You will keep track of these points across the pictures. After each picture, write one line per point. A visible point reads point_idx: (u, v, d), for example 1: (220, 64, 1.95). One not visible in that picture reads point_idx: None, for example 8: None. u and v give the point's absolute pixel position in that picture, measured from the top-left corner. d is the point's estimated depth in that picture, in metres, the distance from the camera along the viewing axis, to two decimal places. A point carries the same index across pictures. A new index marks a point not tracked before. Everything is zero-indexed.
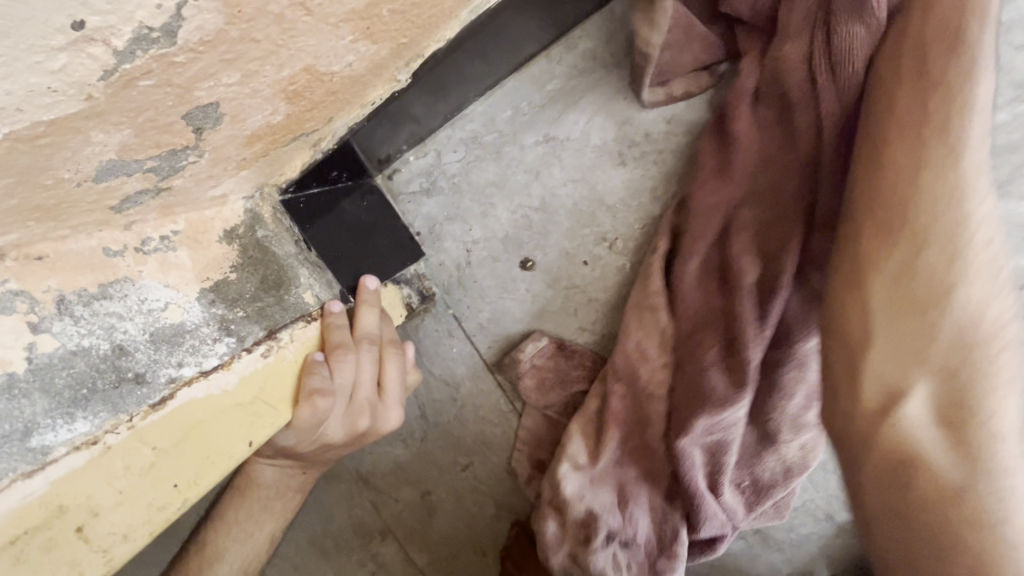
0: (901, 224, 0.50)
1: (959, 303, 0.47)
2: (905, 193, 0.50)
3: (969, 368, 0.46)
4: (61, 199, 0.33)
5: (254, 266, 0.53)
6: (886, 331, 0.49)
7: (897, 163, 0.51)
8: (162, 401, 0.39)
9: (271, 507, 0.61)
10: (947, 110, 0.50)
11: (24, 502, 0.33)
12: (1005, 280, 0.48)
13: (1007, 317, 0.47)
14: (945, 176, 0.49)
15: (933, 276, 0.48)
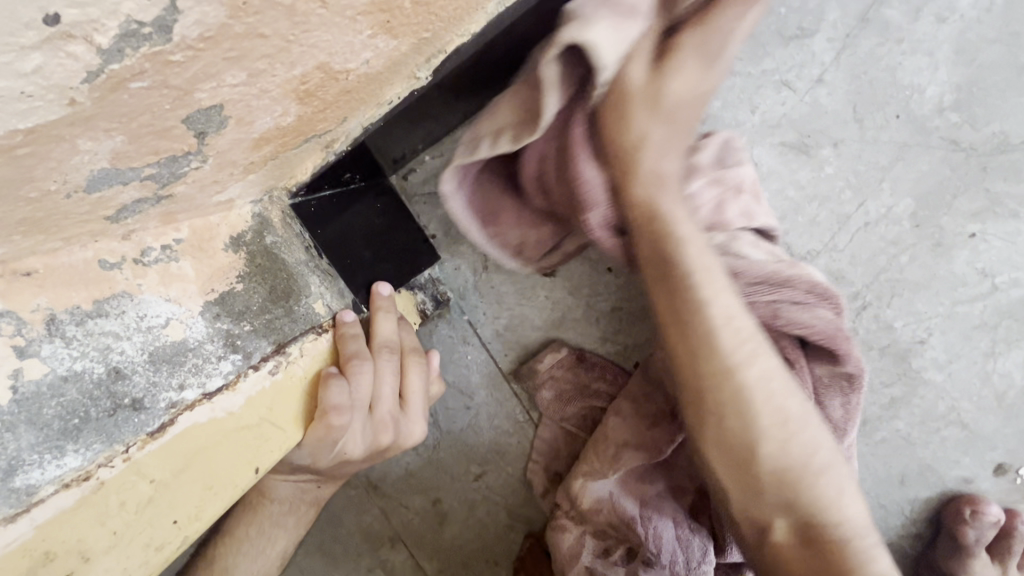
0: (705, 401, 0.43)
1: (770, 444, 0.42)
2: (698, 361, 0.43)
3: (803, 493, 0.41)
4: (50, 211, 0.30)
5: (262, 275, 0.50)
6: (733, 488, 0.43)
7: (676, 343, 0.44)
8: (162, 428, 0.36)
9: (286, 522, 0.55)
10: (701, 259, 0.44)
11: (7, 548, 0.29)
12: (795, 407, 0.43)
13: (818, 435, 0.43)
14: (711, 330, 0.43)
15: (745, 438, 0.42)
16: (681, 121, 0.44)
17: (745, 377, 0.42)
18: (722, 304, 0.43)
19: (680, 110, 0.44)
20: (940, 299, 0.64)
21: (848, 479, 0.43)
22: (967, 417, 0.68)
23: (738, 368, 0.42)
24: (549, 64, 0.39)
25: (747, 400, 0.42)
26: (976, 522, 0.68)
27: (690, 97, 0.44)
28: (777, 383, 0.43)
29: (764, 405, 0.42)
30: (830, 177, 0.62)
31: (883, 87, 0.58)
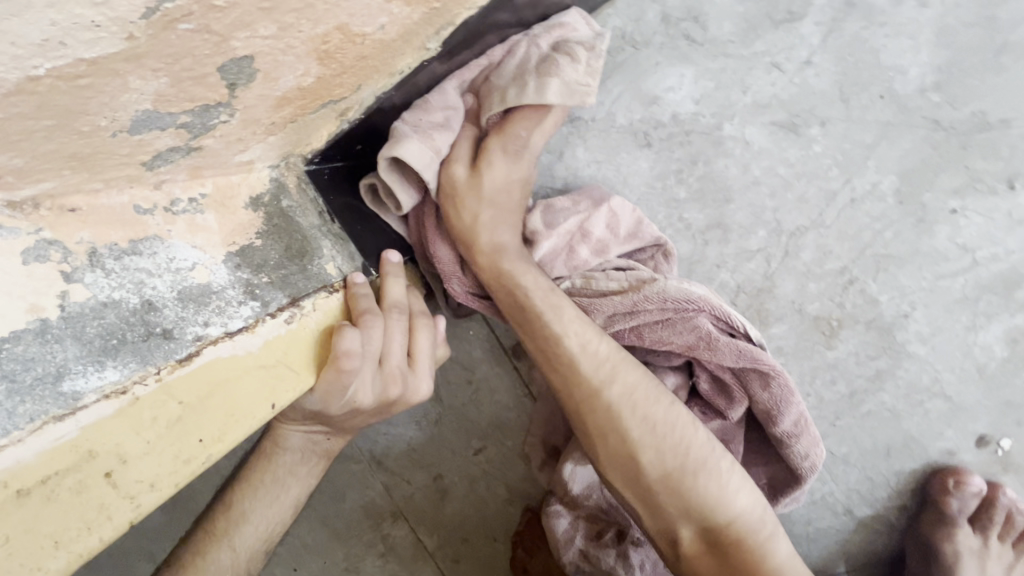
0: (597, 429, 0.58)
1: (650, 455, 0.56)
2: (586, 398, 0.59)
3: (691, 487, 0.56)
4: (97, 148, 0.34)
5: (278, 235, 0.54)
6: (641, 499, 0.57)
7: (575, 384, 0.59)
8: (189, 357, 0.39)
9: (298, 472, 0.58)
10: (551, 306, 0.60)
11: (56, 442, 0.31)
12: (666, 420, 0.58)
13: (693, 441, 0.57)
14: (582, 370, 0.59)
15: (633, 455, 0.57)
16: (507, 203, 0.61)
17: (613, 400, 0.58)
18: (579, 340, 0.59)
19: (501, 195, 0.60)
20: (923, 274, 0.67)
21: (722, 471, 0.56)
22: (950, 389, 0.71)
23: (606, 392, 0.58)
24: (383, 173, 0.57)
25: (622, 424, 0.57)
26: (959, 492, 0.71)
27: (510, 180, 0.60)
28: (639, 398, 0.58)
29: (635, 425, 0.57)
30: (818, 155, 0.65)
31: (867, 68, 0.62)
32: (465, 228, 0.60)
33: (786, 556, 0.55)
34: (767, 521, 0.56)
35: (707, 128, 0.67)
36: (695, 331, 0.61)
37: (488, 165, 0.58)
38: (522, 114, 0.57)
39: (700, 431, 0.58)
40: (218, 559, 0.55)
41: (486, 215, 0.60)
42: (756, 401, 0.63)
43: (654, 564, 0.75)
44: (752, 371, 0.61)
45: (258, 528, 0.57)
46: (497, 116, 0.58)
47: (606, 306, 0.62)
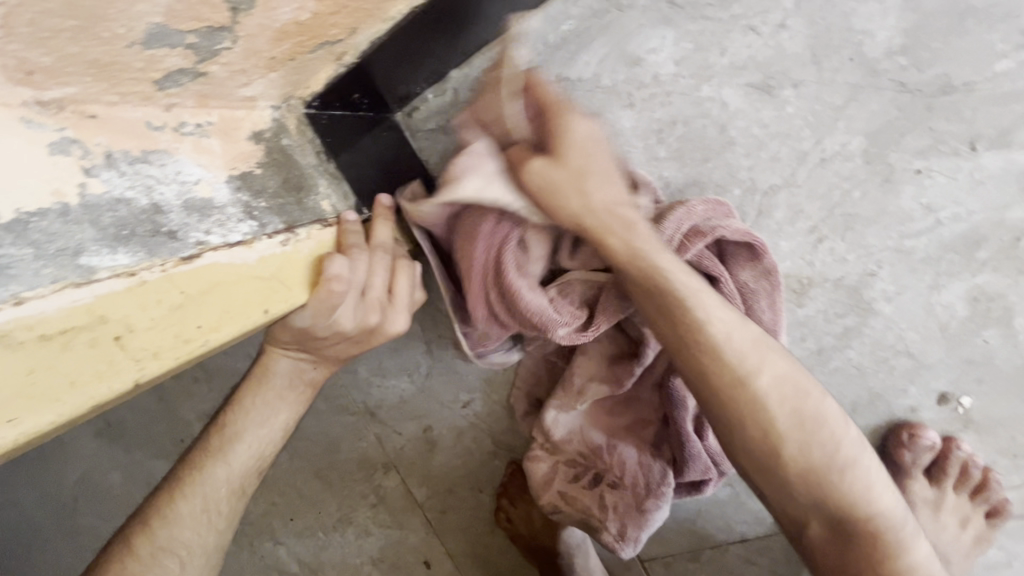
0: (735, 415, 0.54)
1: (792, 449, 0.53)
2: (733, 380, 0.54)
3: (833, 484, 0.53)
4: (113, 57, 0.38)
5: (277, 167, 0.58)
6: (772, 491, 0.55)
7: (716, 367, 0.55)
8: (191, 257, 0.44)
9: (287, 397, 0.63)
10: (691, 294, 0.58)
11: (74, 304, 0.35)
12: (811, 410, 0.54)
13: (842, 438, 0.54)
14: (725, 357, 0.55)
15: (775, 443, 0.53)
16: (599, 166, 0.61)
17: (761, 388, 0.54)
18: (722, 327, 0.56)
19: (590, 160, 0.60)
20: (889, 233, 0.70)
21: (871, 470, 0.53)
22: (913, 347, 0.74)
23: (753, 380, 0.54)
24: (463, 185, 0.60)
25: (768, 413, 0.54)
26: (912, 445, 0.74)
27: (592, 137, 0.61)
28: (787, 387, 0.54)
29: (784, 416, 0.53)
30: (791, 116, 0.69)
31: (839, 31, 0.65)
32: (573, 206, 0.60)
33: (923, 559, 0.52)
34: (910, 522, 0.53)
35: (687, 89, 0.71)
36: (734, 231, 0.67)
37: (562, 145, 0.59)
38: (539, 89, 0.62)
39: (852, 427, 0.55)
40: (214, 474, 0.59)
41: (582, 182, 0.60)
42: (761, 322, 0.71)
43: (627, 506, 0.79)
44: (763, 285, 0.71)
45: (250, 447, 0.61)
46: (528, 119, 0.62)
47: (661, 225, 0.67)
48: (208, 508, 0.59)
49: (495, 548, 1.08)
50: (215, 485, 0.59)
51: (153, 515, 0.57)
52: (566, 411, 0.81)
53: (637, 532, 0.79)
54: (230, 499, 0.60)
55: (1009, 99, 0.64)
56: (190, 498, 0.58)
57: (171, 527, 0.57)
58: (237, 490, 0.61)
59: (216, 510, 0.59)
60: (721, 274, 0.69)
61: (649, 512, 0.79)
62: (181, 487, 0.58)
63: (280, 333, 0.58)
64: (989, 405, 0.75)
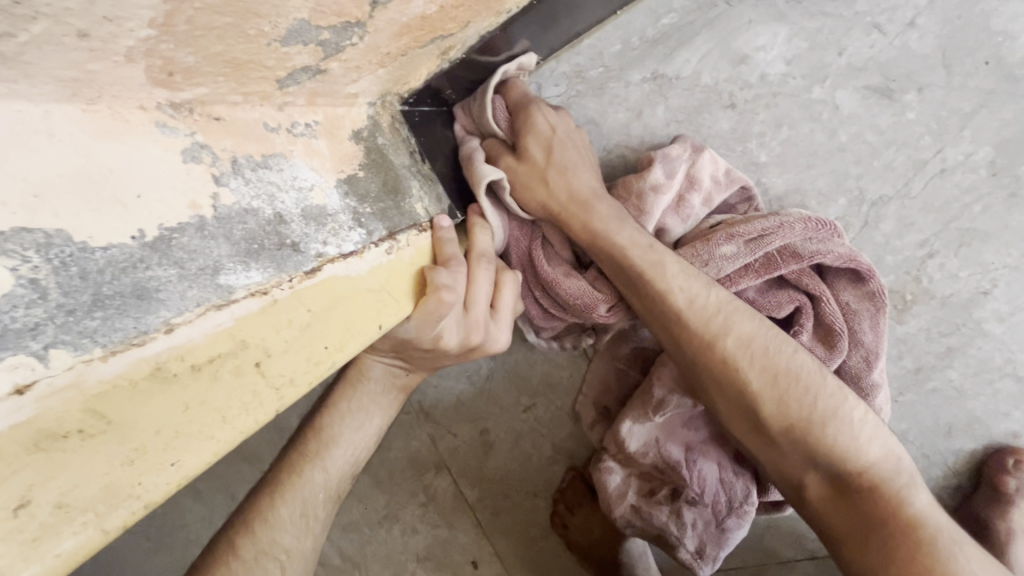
0: (712, 372, 0.60)
1: (764, 401, 0.57)
2: (709, 341, 0.59)
3: (812, 433, 0.55)
4: (250, 55, 0.35)
5: (376, 169, 0.55)
6: (757, 447, 0.59)
7: (696, 331, 0.60)
8: (313, 271, 0.41)
9: (380, 401, 0.60)
10: (652, 265, 0.62)
11: (218, 329, 0.32)
12: (783, 364, 0.58)
13: (819, 392, 0.56)
14: (690, 322, 0.60)
15: (749, 397, 0.58)
16: (570, 158, 0.66)
17: (728, 350, 0.58)
18: (685, 296, 0.61)
19: (559, 152, 0.65)
20: (1008, 251, 0.66)
21: (851, 421, 0.55)
22: (1022, 371, 0.71)
23: (720, 342, 0.59)
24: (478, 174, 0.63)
25: (738, 372, 0.58)
26: (1019, 472, 0.71)
27: (560, 129, 0.66)
28: (756, 346, 0.58)
29: (755, 373, 0.58)
30: (911, 122, 0.64)
31: (974, 32, 0.60)
32: (541, 197, 0.65)
33: (928, 505, 0.53)
34: (906, 469, 0.55)
35: (797, 90, 0.66)
36: (835, 254, 0.64)
37: (527, 143, 0.64)
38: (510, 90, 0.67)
39: (830, 381, 0.57)
40: (312, 479, 0.56)
41: (551, 173, 0.65)
42: (861, 344, 0.68)
43: (705, 524, 0.77)
44: (866, 306, 0.67)
45: (346, 451, 0.58)
46: (505, 111, 0.66)
47: (746, 229, 0.64)
48: (308, 513, 0.55)
49: (549, 551, 1.06)
50: (313, 490, 0.56)
51: (255, 516, 0.54)
52: (643, 424, 0.78)
53: (715, 550, 0.77)
54: (327, 504, 0.57)
55: None
56: (290, 501, 0.55)
57: (273, 531, 0.53)
58: (333, 495, 0.58)
59: (314, 515, 0.56)
60: (823, 293, 0.66)
61: (730, 531, 0.76)
62: (281, 489, 0.55)
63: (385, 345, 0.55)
64: None
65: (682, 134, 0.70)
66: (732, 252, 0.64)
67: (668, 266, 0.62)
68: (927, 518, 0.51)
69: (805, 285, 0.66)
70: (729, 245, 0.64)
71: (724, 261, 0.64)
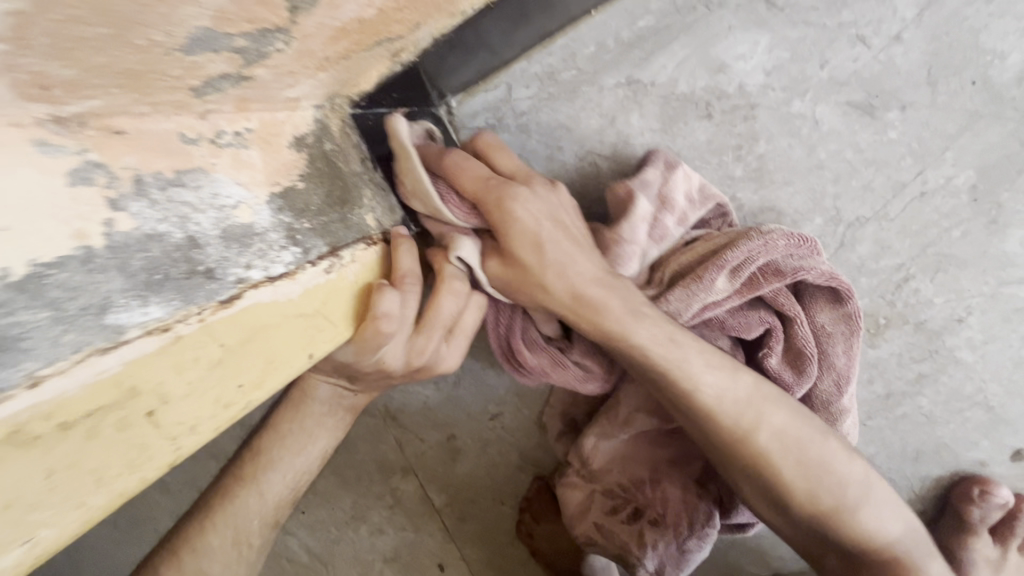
0: (741, 463, 0.60)
1: (793, 489, 0.59)
2: (746, 438, 0.59)
3: (835, 518, 0.59)
4: (148, 66, 0.31)
5: (322, 178, 0.51)
6: (782, 526, 0.63)
7: (728, 427, 0.59)
8: (232, 299, 0.37)
9: (325, 423, 0.57)
10: (674, 363, 0.58)
11: (98, 377, 0.29)
12: (817, 454, 0.59)
13: (847, 479, 0.59)
14: (722, 421, 0.59)
15: (776, 484, 0.59)
16: (563, 247, 0.57)
17: (761, 445, 0.59)
18: (714, 390, 0.59)
19: (549, 246, 0.57)
20: (986, 279, 0.64)
21: (876, 504, 0.60)
22: (993, 400, 0.69)
23: (753, 437, 0.59)
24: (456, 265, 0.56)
25: (771, 466, 0.59)
26: (983, 502, 0.70)
27: (541, 210, 0.57)
28: (788, 438, 0.59)
29: (786, 466, 0.59)
30: (892, 141, 0.61)
31: (963, 50, 0.57)
32: (539, 298, 0.59)
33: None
34: (919, 543, 0.61)
35: (776, 103, 0.63)
36: (817, 273, 0.61)
37: (513, 238, 0.56)
38: (459, 175, 0.56)
39: (855, 464, 0.60)
40: (247, 504, 0.54)
41: (548, 275, 0.57)
42: (833, 367, 0.65)
43: (666, 545, 0.75)
44: (840, 329, 0.64)
45: (285, 476, 0.56)
46: (468, 207, 0.57)
47: (733, 256, 0.60)
48: (239, 540, 0.54)
49: (513, 557, 1.05)
50: (247, 516, 0.54)
51: (182, 544, 0.52)
52: (608, 441, 0.76)
53: (673, 572, 0.76)
54: (262, 531, 0.56)
55: None
56: (221, 528, 0.53)
57: (200, 560, 0.52)
58: (270, 521, 0.56)
59: (247, 542, 0.55)
60: (798, 315, 0.63)
61: (689, 552, 0.75)
62: (213, 515, 0.53)
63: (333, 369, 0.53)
64: None
65: (656, 148, 0.67)
66: (719, 284, 0.60)
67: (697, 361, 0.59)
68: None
69: (780, 305, 0.63)
70: (716, 277, 0.60)
71: (714, 293, 0.61)
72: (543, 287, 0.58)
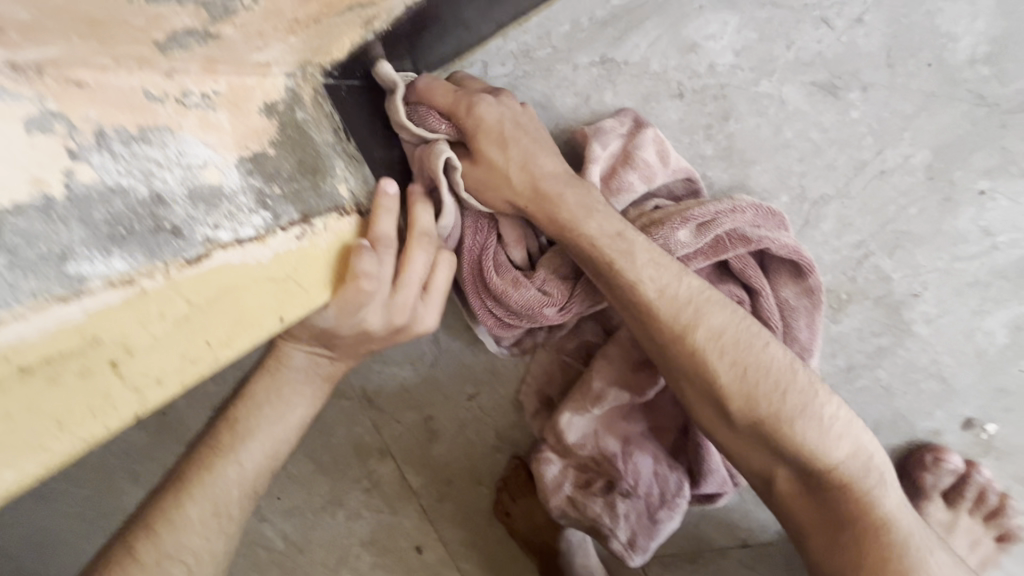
0: (678, 362, 0.59)
1: (727, 391, 0.57)
2: (682, 335, 0.58)
3: (775, 428, 0.55)
4: (110, 13, 0.31)
5: (293, 146, 0.51)
6: (725, 439, 0.60)
7: (664, 324, 0.59)
8: (198, 258, 0.37)
9: (303, 391, 0.58)
10: (621, 255, 0.60)
11: (61, 325, 0.29)
12: (753, 357, 0.57)
13: (789, 388, 0.56)
14: (660, 316, 0.59)
15: (711, 385, 0.57)
16: (528, 145, 0.62)
17: (697, 343, 0.58)
18: (654, 286, 0.59)
19: (515, 145, 0.61)
20: (940, 254, 0.67)
21: (821, 418, 0.55)
22: (947, 372, 0.72)
23: (690, 335, 0.58)
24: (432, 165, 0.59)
25: (705, 364, 0.57)
26: (936, 468, 0.73)
27: (505, 118, 0.62)
28: (725, 338, 0.58)
29: (721, 362, 0.57)
30: (854, 121, 0.64)
31: (920, 33, 0.60)
32: (506, 195, 0.62)
33: (898, 510, 0.54)
34: (876, 469, 0.55)
35: (745, 83, 0.65)
36: (782, 244, 0.63)
37: (479, 139, 0.60)
38: (433, 92, 0.61)
39: (800, 375, 0.56)
40: (224, 475, 0.54)
41: (514, 170, 0.61)
42: (796, 341, 0.68)
43: (638, 515, 0.78)
44: (804, 303, 0.67)
45: (264, 445, 0.56)
46: (440, 115, 0.61)
47: (699, 212, 0.62)
48: (218, 511, 0.53)
49: (491, 536, 1.07)
50: (226, 486, 0.54)
51: (157, 519, 0.51)
52: (583, 416, 0.77)
53: (646, 541, 0.79)
54: (241, 502, 0.55)
55: None
56: (199, 500, 0.52)
57: (178, 531, 0.51)
58: (249, 491, 0.55)
59: (227, 513, 0.54)
60: (764, 288, 0.65)
61: (661, 521, 0.78)
62: (188, 488, 0.52)
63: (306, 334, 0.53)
64: (1014, 433, 0.73)
65: (624, 108, 0.68)
66: (685, 237, 0.62)
67: (637, 256, 0.60)
68: (891, 518, 0.53)
69: (748, 277, 0.65)
70: (683, 230, 0.62)
71: (677, 246, 0.63)
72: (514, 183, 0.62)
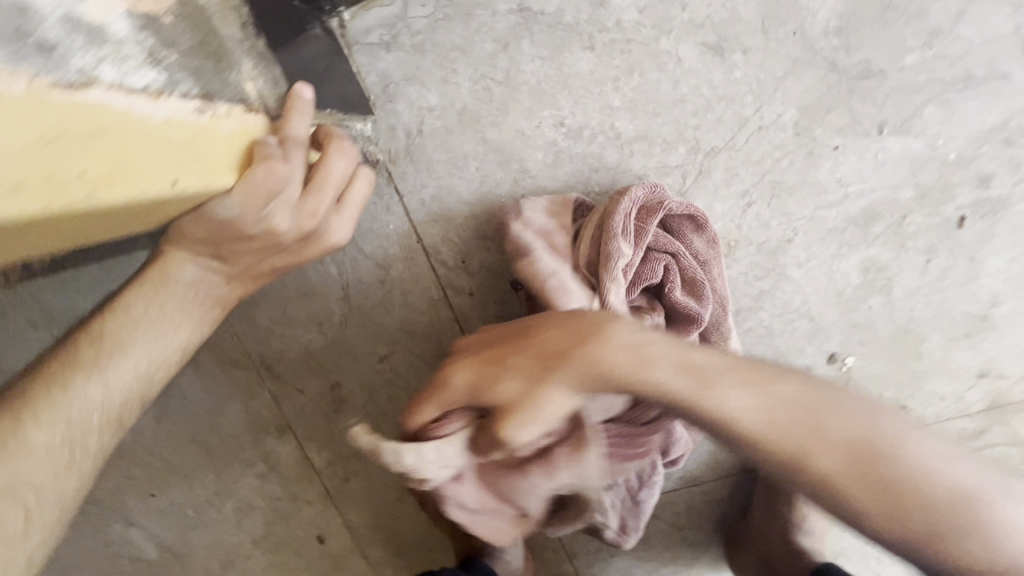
0: (803, 488, 0.52)
1: (868, 515, 0.50)
2: (803, 463, 0.51)
3: (954, 542, 0.48)
4: None
5: (193, 25, 0.47)
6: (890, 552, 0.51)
7: (779, 454, 0.51)
8: (74, 87, 0.32)
9: (189, 311, 0.52)
10: (701, 388, 0.53)
11: None
12: (902, 468, 0.49)
13: (935, 479, 0.48)
14: (770, 444, 0.51)
15: (851, 510, 0.50)
16: (551, 352, 0.56)
17: (822, 473, 0.50)
18: (751, 414, 0.51)
19: (530, 361, 0.56)
20: (807, 203, 0.77)
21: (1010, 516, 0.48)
22: (815, 311, 0.82)
23: (810, 465, 0.50)
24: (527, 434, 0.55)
25: (848, 494, 0.50)
26: None
27: (490, 353, 0.59)
28: (857, 450, 0.50)
29: (862, 492, 0.49)
30: (737, 80, 0.73)
31: (785, 4, 0.70)
32: (570, 384, 0.55)
33: None
34: None
35: (646, 39, 0.72)
36: (678, 203, 0.70)
37: (498, 395, 0.56)
38: (446, 396, 0.59)
39: (954, 467, 0.49)
40: (83, 396, 0.44)
41: (551, 385, 0.55)
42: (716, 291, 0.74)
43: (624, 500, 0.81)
44: (712, 252, 0.73)
45: (138, 364, 0.48)
46: (452, 419, 0.59)
47: (617, 224, 0.68)
48: (73, 440, 0.44)
49: (400, 514, 1.03)
50: (88, 408, 0.44)
51: None
52: None
53: (636, 523, 0.82)
54: (103, 433, 0.46)
55: (913, 90, 0.73)
56: (47, 424, 0.42)
57: (13, 461, 0.40)
58: (113, 421, 0.47)
59: (82, 445, 0.45)
60: (679, 250, 0.71)
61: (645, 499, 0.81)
62: (28, 410, 0.42)
63: (124, 231, 0.44)
64: (869, 365, 0.84)
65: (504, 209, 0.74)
66: (621, 249, 0.67)
67: (718, 379, 0.53)
68: None
69: (663, 245, 0.71)
70: (615, 246, 0.67)
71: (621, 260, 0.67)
72: (554, 355, 0.56)
